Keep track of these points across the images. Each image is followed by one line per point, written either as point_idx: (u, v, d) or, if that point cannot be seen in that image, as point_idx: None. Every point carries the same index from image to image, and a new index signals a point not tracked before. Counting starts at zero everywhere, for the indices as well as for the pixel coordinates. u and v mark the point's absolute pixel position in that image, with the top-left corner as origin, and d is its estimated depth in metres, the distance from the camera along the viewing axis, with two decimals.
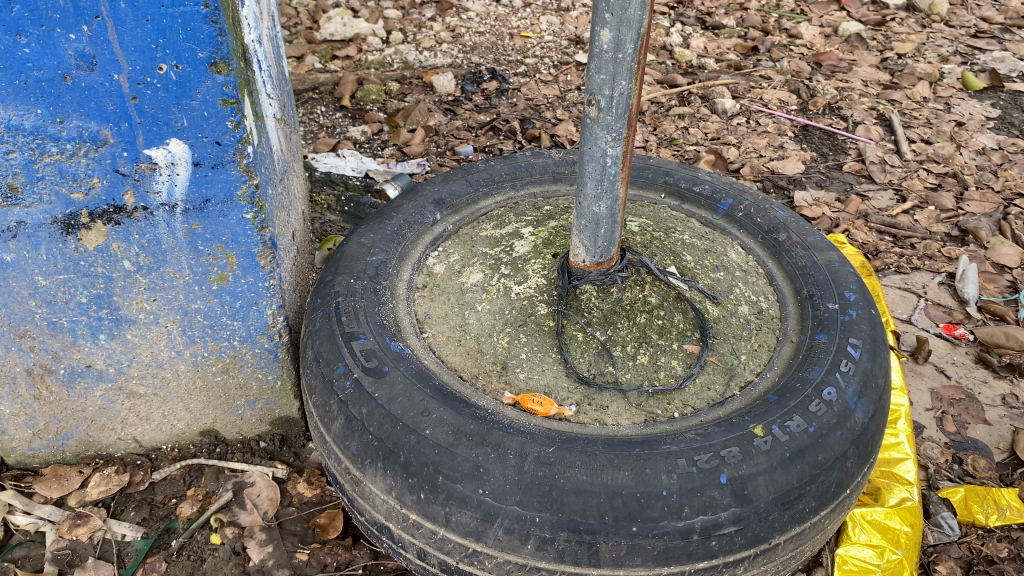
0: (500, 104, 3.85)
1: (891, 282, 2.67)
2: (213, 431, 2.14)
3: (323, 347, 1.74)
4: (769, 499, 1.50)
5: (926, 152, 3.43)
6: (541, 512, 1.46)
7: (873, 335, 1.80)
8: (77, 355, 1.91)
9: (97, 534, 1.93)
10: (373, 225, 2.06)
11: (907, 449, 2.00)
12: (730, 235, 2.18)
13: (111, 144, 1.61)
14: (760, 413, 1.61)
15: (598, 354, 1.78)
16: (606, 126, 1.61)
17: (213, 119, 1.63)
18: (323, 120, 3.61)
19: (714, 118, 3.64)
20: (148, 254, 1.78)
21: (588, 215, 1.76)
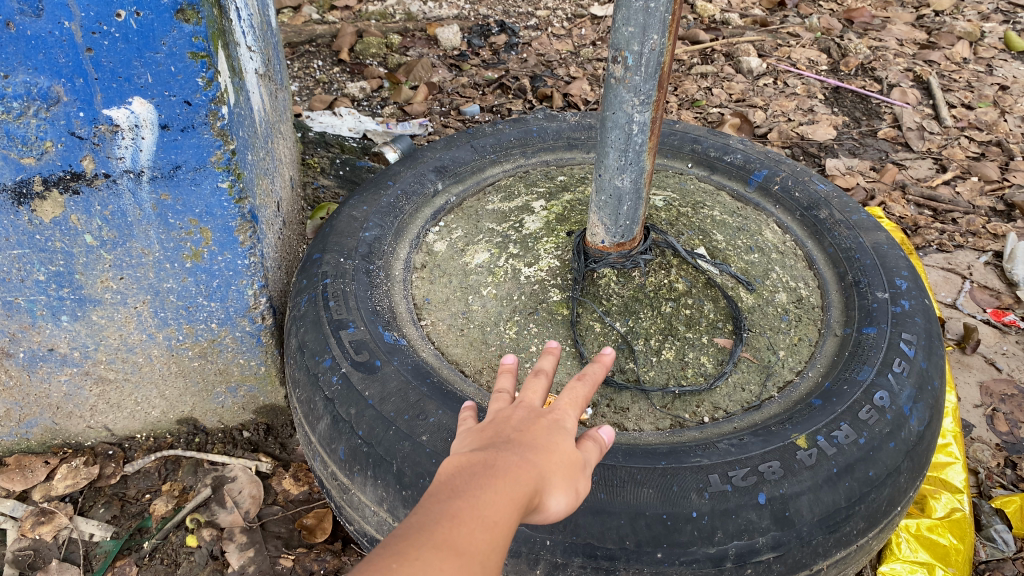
0: (509, 59, 3.60)
1: (933, 262, 2.50)
2: (191, 420, 1.98)
3: (308, 337, 1.54)
4: (813, 521, 1.31)
5: (967, 119, 3.21)
6: (553, 534, 1.27)
7: (927, 329, 1.60)
8: (37, 338, 1.72)
9: (62, 533, 1.76)
10: (367, 195, 1.84)
11: (956, 452, 1.82)
12: (765, 211, 1.99)
13: (65, 103, 1.39)
14: (803, 421, 1.42)
15: (617, 348, 1.59)
16: (634, 88, 1.39)
17: (181, 75, 1.41)
18: (320, 75, 3.37)
19: (738, 78, 3.42)
20: (112, 228, 1.58)
21: (609, 190, 1.55)
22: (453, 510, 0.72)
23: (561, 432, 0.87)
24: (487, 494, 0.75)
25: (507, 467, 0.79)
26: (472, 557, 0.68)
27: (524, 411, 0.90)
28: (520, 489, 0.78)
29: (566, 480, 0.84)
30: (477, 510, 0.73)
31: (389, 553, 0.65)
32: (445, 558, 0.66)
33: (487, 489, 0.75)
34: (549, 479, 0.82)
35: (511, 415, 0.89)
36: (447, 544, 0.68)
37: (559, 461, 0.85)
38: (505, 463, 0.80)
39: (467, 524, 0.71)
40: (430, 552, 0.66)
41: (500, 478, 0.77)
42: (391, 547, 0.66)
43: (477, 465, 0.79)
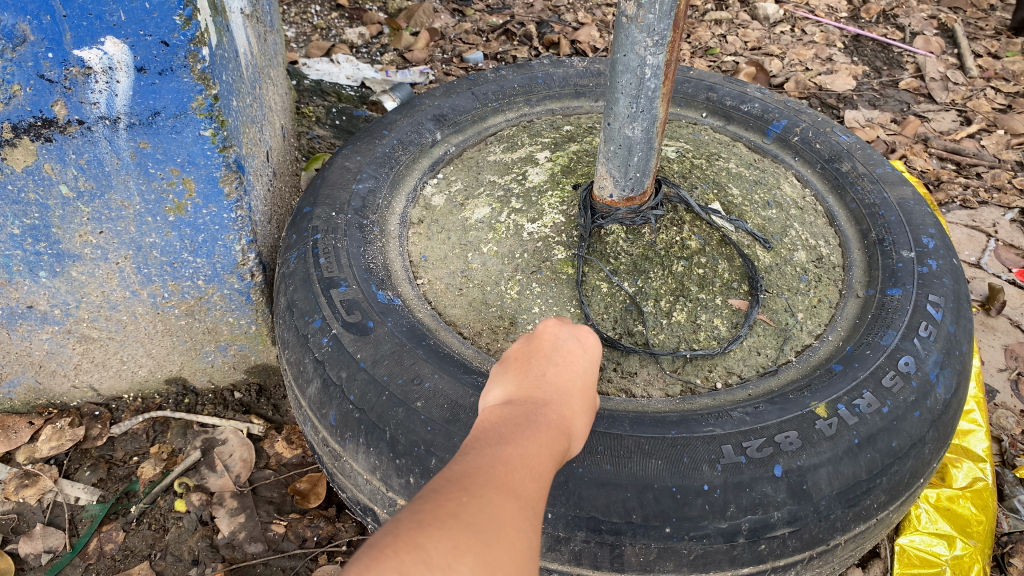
0: (515, 4, 3.45)
1: (957, 219, 2.40)
2: (180, 379, 1.90)
3: (297, 296, 1.45)
4: (832, 495, 1.23)
5: (994, 68, 3.09)
6: (555, 508, 1.20)
7: (955, 291, 1.51)
8: (15, 294, 1.64)
9: (47, 496, 1.70)
10: (361, 144, 1.74)
11: (979, 419, 1.74)
12: (784, 163, 1.89)
13: (31, 43, 1.28)
14: (822, 387, 1.34)
15: (624, 310, 1.51)
16: (647, 27, 1.28)
17: (157, 12, 1.30)
18: (317, 20, 3.22)
19: (754, 25, 3.28)
20: (88, 178, 1.48)
21: (619, 140, 1.45)
22: (515, 457, 0.78)
23: (581, 382, 0.93)
24: (539, 446, 0.82)
25: (547, 417, 0.86)
26: (530, 501, 0.74)
27: (546, 351, 0.96)
28: (556, 445, 0.84)
29: (585, 425, 0.92)
30: (532, 463, 0.79)
31: (471, 490, 0.71)
32: (514, 499, 0.73)
33: (538, 440, 0.82)
34: (577, 424, 0.90)
35: (533, 356, 0.95)
36: (515, 486, 0.74)
37: (579, 404, 0.92)
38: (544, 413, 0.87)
39: (528, 473, 0.77)
40: (503, 490, 0.72)
41: (550, 428, 0.85)
42: (470, 482, 0.72)
43: (523, 414, 0.85)
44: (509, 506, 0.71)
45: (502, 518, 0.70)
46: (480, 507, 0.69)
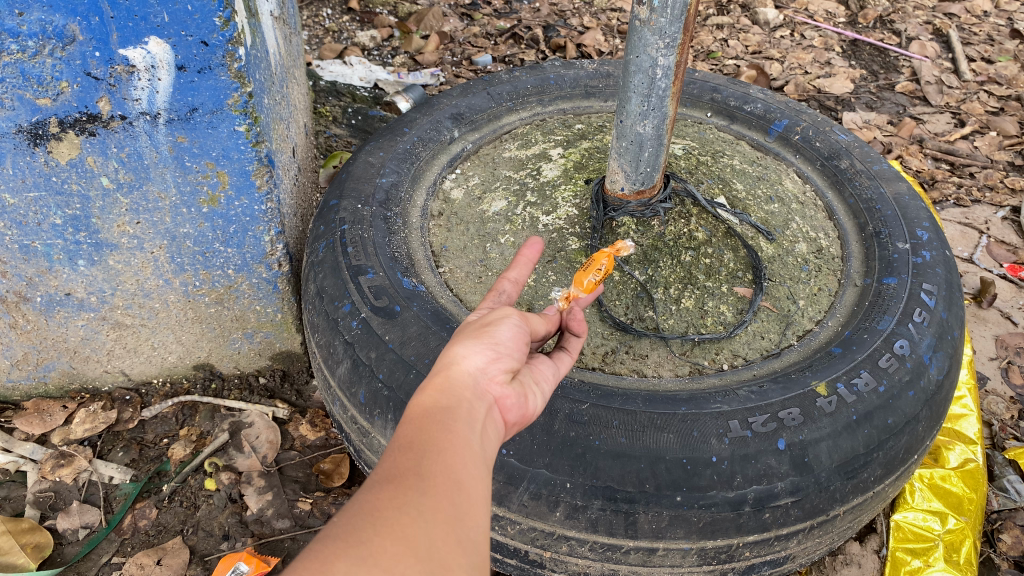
0: (522, 8, 3.54)
1: (950, 216, 2.50)
2: (208, 366, 1.99)
3: (327, 283, 1.54)
4: (832, 467, 1.32)
5: (987, 73, 3.18)
6: (573, 478, 1.28)
7: (948, 280, 1.60)
8: (55, 282, 1.72)
9: (82, 476, 1.78)
10: (384, 140, 1.82)
11: (970, 404, 1.83)
12: (785, 160, 1.98)
13: (80, 42, 1.36)
14: (822, 368, 1.43)
15: (636, 297, 1.60)
16: (659, 30, 1.37)
17: (198, 14, 1.38)
18: (329, 24, 3.31)
19: (755, 30, 3.37)
20: (128, 171, 1.56)
21: (630, 136, 1.53)
22: (400, 466, 0.76)
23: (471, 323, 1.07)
24: (432, 441, 0.80)
25: (429, 394, 0.88)
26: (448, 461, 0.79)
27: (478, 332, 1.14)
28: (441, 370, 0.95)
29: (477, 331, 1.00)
30: (424, 461, 0.77)
31: (351, 516, 0.69)
32: (403, 507, 0.71)
33: (423, 434, 0.81)
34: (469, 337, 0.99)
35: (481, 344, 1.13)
36: (405, 493, 0.73)
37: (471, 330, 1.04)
38: (420, 397, 0.88)
39: (420, 472, 0.76)
40: (386, 502, 0.71)
41: (431, 413, 0.85)
42: (352, 506, 0.71)
43: None
44: (394, 516, 0.70)
45: (389, 531, 0.68)
46: (360, 523, 0.68)
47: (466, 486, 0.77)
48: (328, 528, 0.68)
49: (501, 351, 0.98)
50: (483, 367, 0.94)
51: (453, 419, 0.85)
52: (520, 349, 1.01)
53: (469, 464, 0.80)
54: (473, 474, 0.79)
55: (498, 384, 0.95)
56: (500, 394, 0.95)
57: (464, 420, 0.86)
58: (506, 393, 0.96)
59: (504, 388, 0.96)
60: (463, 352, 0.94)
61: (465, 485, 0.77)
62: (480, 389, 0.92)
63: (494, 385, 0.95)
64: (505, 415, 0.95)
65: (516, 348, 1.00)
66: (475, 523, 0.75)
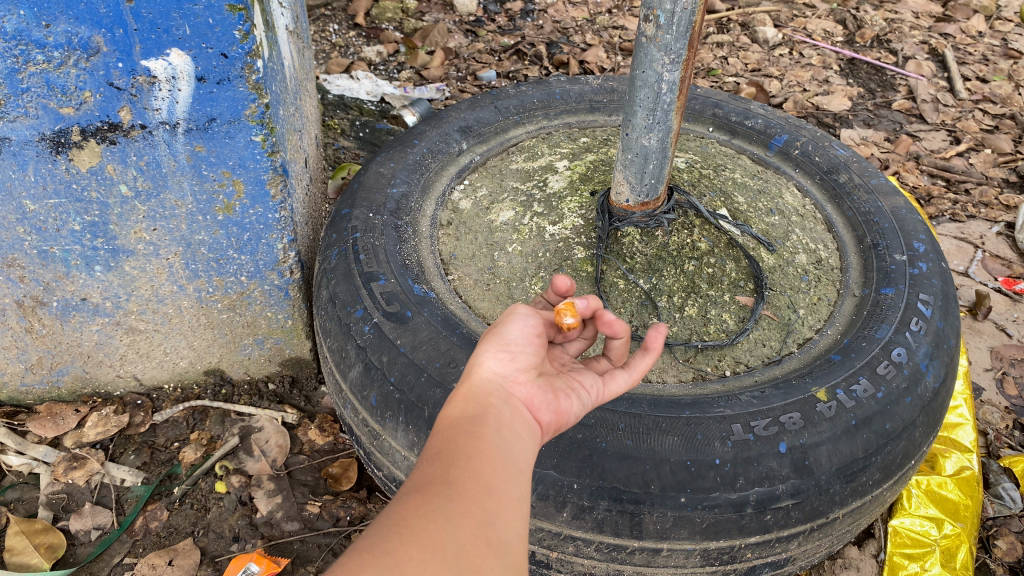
0: (526, 25, 3.60)
1: (946, 231, 2.55)
2: (218, 371, 2.02)
3: (339, 289, 1.58)
4: (832, 471, 1.35)
5: (982, 91, 3.25)
6: (580, 479, 1.32)
7: (944, 291, 1.64)
8: (71, 287, 1.75)
9: (94, 478, 1.81)
10: (394, 152, 1.87)
11: (966, 413, 1.87)
12: (785, 174, 2.03)
13: (104, 53, 1.39)
14: (823, 374, 1.47)
15: (641, 304, 1.64)
16: (664, 47, 1.41)
17: (219, 27, 1.41)
18: (335, 39, 3.37)
19: (754, 48, 3.44)
20: (146, 179, 1.58)
21: (635, 149, 1.58)
22: (428, 477, 0.81)
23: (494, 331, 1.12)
24: (459, 451, 0.86)
25: (457, 406, 0.94)
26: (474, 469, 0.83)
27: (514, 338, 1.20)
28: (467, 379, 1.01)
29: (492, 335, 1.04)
30: (452, 470, 0.82)
31: (381, 527, 0.73)
32: (430, 515, 0.75)
33: (449, 445, 0.87)
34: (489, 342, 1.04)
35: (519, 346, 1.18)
36: (432, 501, 0.77)
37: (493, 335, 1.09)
38: (448, 409, 0.94)
39: (446, 480, 0.81)
40: (412, 512, 0.75)
41: (458, 423, 0.90)
42: (382, 519, 0.75)
43: None
44: (421, 524, 0.74)
45: (417, 537, 0.72)
46: (388, 531, 0.73)
47: (494, 489, 0.82)
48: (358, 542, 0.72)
49: (515, 352, 1.02)
50: (499, 372, 0.99)
51: (479, 426, 0.90)
52: (534, 344, 1.04)
53: (496, 468, 0.85)
54: (501, 479, 0.84)
55: (519, 387, 1.00)
56: (523, 396, 0.99)
57: (490, 426, 0.91)
58: (530, 394, 1.00)
59: (527, 390, 1.01)
60: (480, 362, 1.00)
61: (494, 489, 0.82)
62: (501, 394, 0.97)
63: (515, 386, 1.00)
64: (535, 415, 1.00)
65: (530, 344, 1.04)
66: (505, 524, 0.79)
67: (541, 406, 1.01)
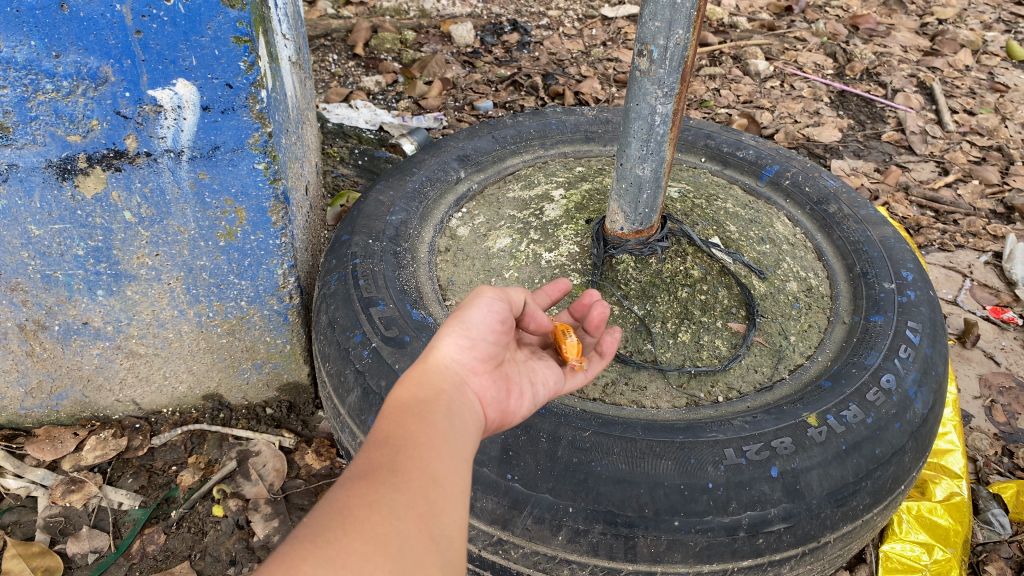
0: (522, 57, 3.67)
1: (935, 260, 2.60)
2: (217, 396, 2.04)
3: (339, 313, 1.61)
4: (822, 495, 1.37)
5: (969, 124, 3.32)
6: (575, 502, 1.33)
7: (932, 319, 1.67)
8: (73, 312, 1.77)
9: (92, 501, 1.81)
10: (393, 180, 1.91)
11: (955, 440, 1.89)
12: (776, 204, 2.07)
13: (112, 83, 1.42)
14: (813, 401, 1.49)
15: (635, 330, 1.67)
16: (658, 80, 1.46)
17: (224, 58, 1.44)
18: (335, 69, 3.43)
19: (746, 80, 3.50)
20: (150, 206, 1.61)
21: (630, 178, 1.62)
22: (374, 463, 0.83)
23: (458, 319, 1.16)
24: (408, 439, 0.87)
25: (409, 388, 0.97)
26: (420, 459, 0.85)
27: None
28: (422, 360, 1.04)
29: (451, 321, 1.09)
30: (399, 458, 0.84)
31: (324, 514, 0.75)
32: (374, 505, 0.77)
33: (398, 430, 0.89)
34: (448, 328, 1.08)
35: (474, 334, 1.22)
36: (376, 490, 0.79)
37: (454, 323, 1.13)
38: (398, 391, 0.97)
39: (393, 469, 0.82)
40: (356, 501, 0.77)
41: (407, 406, 0.93)
42: (325, 505, 0.77)
43: None
44: (364, 514, 0.75)
45: (359, 528, 0.74)
46: (329, 520, 0.74)
47: (440, 481, 0.84)
48: (298, 528, 0.73)
49: (477, 340, 1.07)
50: (458, 359, 1.04)
51: (429, 412, 0.93)
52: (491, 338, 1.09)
53: (443, 458, 0.87)
54: (448, 469, 0.86)
55: (474, 377, 1.05)
56: (476, 387, 1.05)
57: (439, 412, 0.94)
58: (482, 385, 1.06)
59: (481, 382, 1.06)
60: (441, 345, 1.04)
61: (440, 482, 0.84)
62: (457, 382, 1.02)
63: (469, 374, 1.05)
64: (484, 408, 1.05)
65: (489, 333, 1.09)
66: (449, 517, 0.81)
67: (490, 396, 1.07)
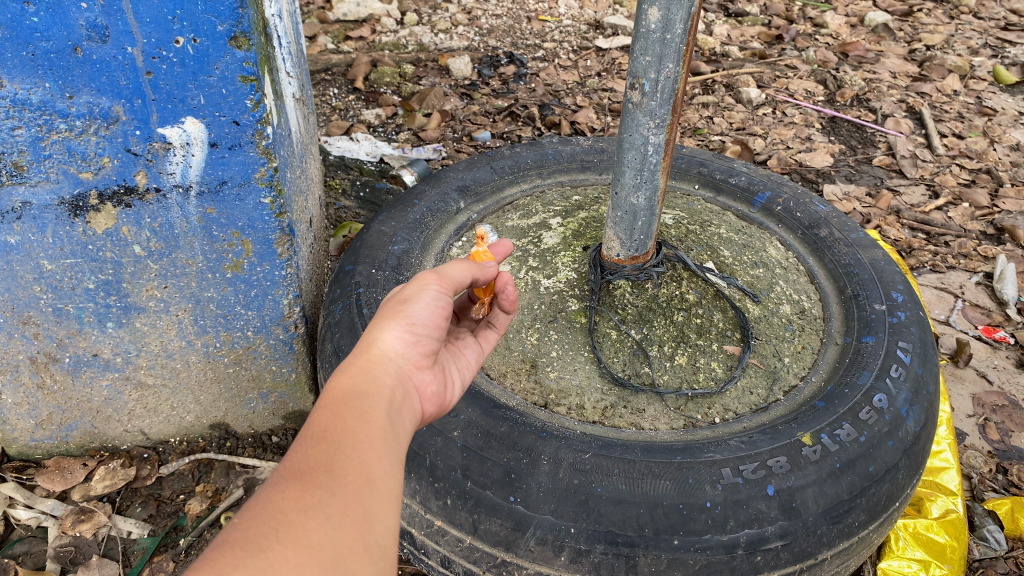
0: (519, 88, 3.74)
1: (927, 282, 2.65)
2: (223, 425, 2.08)
3: (343, 341, 1.64)
4: (818, 512, 1.41)
5: (958, 148, 3.38)
6: (577, 523, 1.36)
7: (922, 339, 1.72)
8: (83, 344, 1.80)
9: (101, 531, 1.84)
10: (395, 212, 1.97)
11: (950, 457, 1.93)
12: (769, 229, 2.12)
13: (123, 122, 1.47)
14: (807, 420, 1.53)
15: (632, 354, 1.72)
16: (650, 112, 1.51)
17: (231, 97, 1.49)
18: (336, 103, 3.51)
19: (738, 108, 3.57)
20: (159, 239, 1.65)
21: (624, 207, 1.67)
22: (313, 460, 0.84)
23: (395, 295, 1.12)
24: (347, 434, 0.88)
25: (349, 377, 0.97)
26: (355, 458, 0.87)
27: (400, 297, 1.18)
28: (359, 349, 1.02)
29: (393, 312, 1.07)
30: (337, 457, 0.85)
31: (257, 517, 0.76)
32: (309, 510, 0.79)
33: (339, 424, 0.89)
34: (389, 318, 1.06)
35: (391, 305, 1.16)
36: (312, 493, 0.80)
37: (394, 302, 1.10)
38: (341, 378, 0.97)
39: (331, 469, 0.84)
40: (291, 505, 0.78)
41: (350, 398, 0.93)
42: (259, 505, 0.78)
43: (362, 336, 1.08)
44: (299, 520, 0.77)
45: (292, 535, 0.75)
46: (262, 525, 0.75)
47: (375, 485, 0.86)
48: (231, 530, 0.75)
49: (420, 331, 1.08)
50: (405, 352, 1.05)
51: (366, 406, 0.94)
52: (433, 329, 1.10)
53: (379, 459, 0.89)
54: (382, 468, 0.88)
55: (418, 370, 1.08)
56: (421, 382, 1.08)
57: (381, 406, 0.95)
58: (423, 376, 1.09)
59: (424, 376, 1.09)
60: (385, 339, 1.04)
61: (374, 485, 0.86)
62: (404, 376, 1.04)
63: (413, 366, 1.07)
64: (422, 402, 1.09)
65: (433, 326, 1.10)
66: (381, 524, 0.84)
67: (431, 388, 1.10)
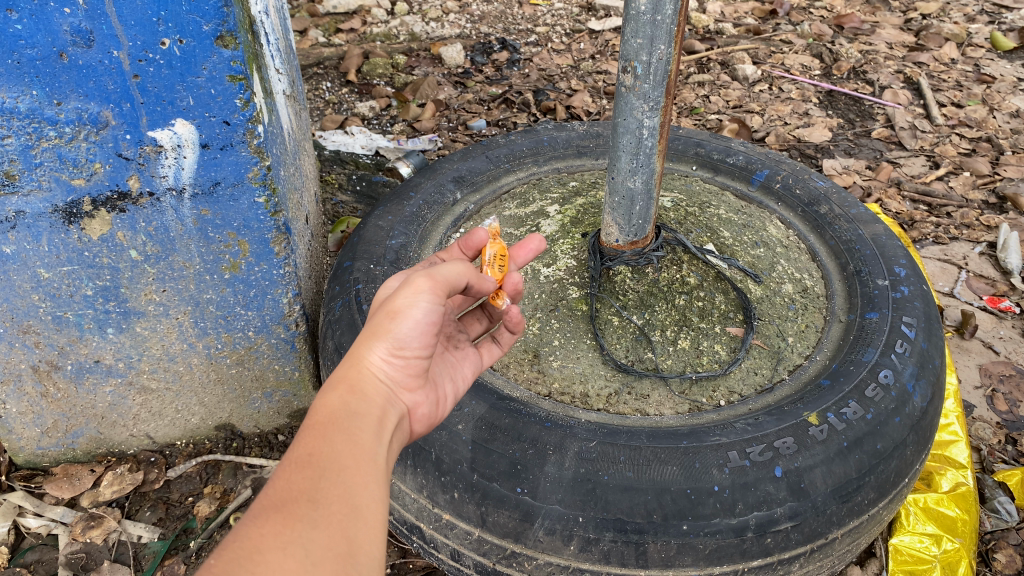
0: (512, 75, 3.72)
1: (930, 254, 2.64)
2: (229, 426, 2.08)
3: (344, 339, 1.62)
4: (827, 491, 1.40)
5: (957, 116, 3.36)
6: (585, 512, 1.36)
7: (927, 312, 1.71)
8: (84, 350, 1.80)
9: (112, 536, 1.85)
10: (392, 205, 1.97)
11: (958, 430, 1.92)
12: (768, 208, 2.11)
13: (113, 127, 1.45)
14: (814, 399, 1.52)
15: (635, 339, 1.71)
16: (643, 95, 1.49)
17: (221, 97, 1.48)
18: (329, 96, 3.49)
19: (735, 85, 3.54)
20: (155, 243, 1.64)
21: (622, 192, 1.65)
22: (294, 490, 0.83)
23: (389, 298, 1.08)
24: (330, 461, 0.88)
25: (338, 396, 0.97)
26: (339, 486, 0.86)
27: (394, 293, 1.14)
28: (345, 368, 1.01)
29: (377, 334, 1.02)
30: (321, 485, 0.85)
31: (234, 556, 0.75)
32: (289, 547, 0.78)
33: (324, 451, 0.88)
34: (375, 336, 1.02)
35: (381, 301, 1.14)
36: (293, 527, 0.79)
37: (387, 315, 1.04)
38: (331, 396, 0.97)
39: (314, 499, 0.83)
40: (270, 542, 0.77)
41: (337, 419, 0.93)
42: (238, 542, 0.77)
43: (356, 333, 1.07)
44: (278, 559, 0.76)
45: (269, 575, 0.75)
46: (237, 564, 0.75)
47: (361, 514, 0.86)
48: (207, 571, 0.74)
49: (410, 354, 1.04)
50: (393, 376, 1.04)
51: (353, 432, 0.93)
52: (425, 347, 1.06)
53: (365, 487, 0.88)
54: (367, 494, 0.88)
55: (408, 391, 1.07)
56: (411, 404, 1.08)
57: (369, 428, 0.96)
58: (415, 395, 1.09)
59: (415, 397, 1.09)
60: (369, 361, 1.02)
61: (361, 514, 0.85)
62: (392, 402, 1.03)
63: (402, 388, 1.05)
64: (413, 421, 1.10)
65: (422, 347, 1.05)
66: (366, 553, 0.83)
67: (424, 408, 1.11)
